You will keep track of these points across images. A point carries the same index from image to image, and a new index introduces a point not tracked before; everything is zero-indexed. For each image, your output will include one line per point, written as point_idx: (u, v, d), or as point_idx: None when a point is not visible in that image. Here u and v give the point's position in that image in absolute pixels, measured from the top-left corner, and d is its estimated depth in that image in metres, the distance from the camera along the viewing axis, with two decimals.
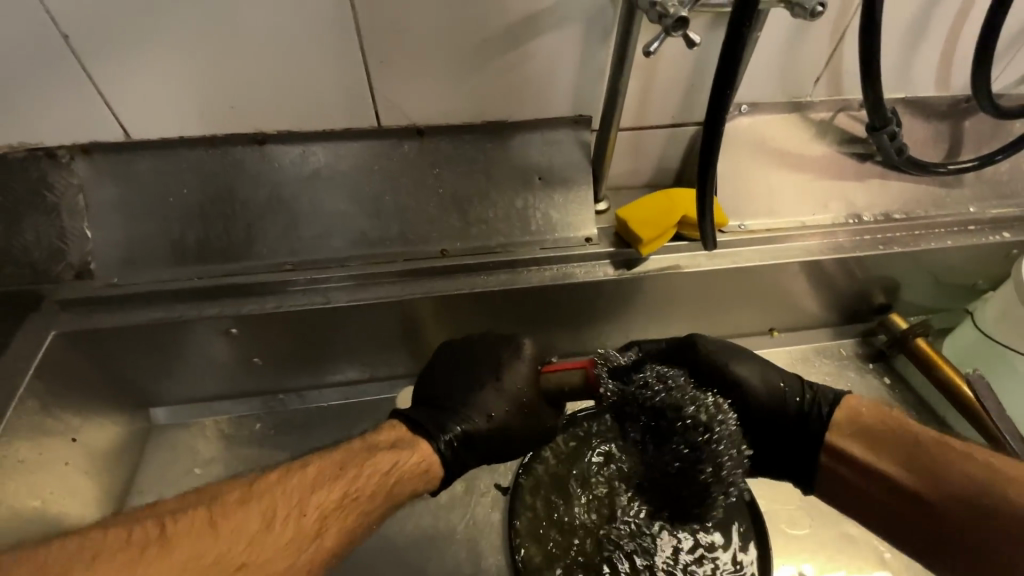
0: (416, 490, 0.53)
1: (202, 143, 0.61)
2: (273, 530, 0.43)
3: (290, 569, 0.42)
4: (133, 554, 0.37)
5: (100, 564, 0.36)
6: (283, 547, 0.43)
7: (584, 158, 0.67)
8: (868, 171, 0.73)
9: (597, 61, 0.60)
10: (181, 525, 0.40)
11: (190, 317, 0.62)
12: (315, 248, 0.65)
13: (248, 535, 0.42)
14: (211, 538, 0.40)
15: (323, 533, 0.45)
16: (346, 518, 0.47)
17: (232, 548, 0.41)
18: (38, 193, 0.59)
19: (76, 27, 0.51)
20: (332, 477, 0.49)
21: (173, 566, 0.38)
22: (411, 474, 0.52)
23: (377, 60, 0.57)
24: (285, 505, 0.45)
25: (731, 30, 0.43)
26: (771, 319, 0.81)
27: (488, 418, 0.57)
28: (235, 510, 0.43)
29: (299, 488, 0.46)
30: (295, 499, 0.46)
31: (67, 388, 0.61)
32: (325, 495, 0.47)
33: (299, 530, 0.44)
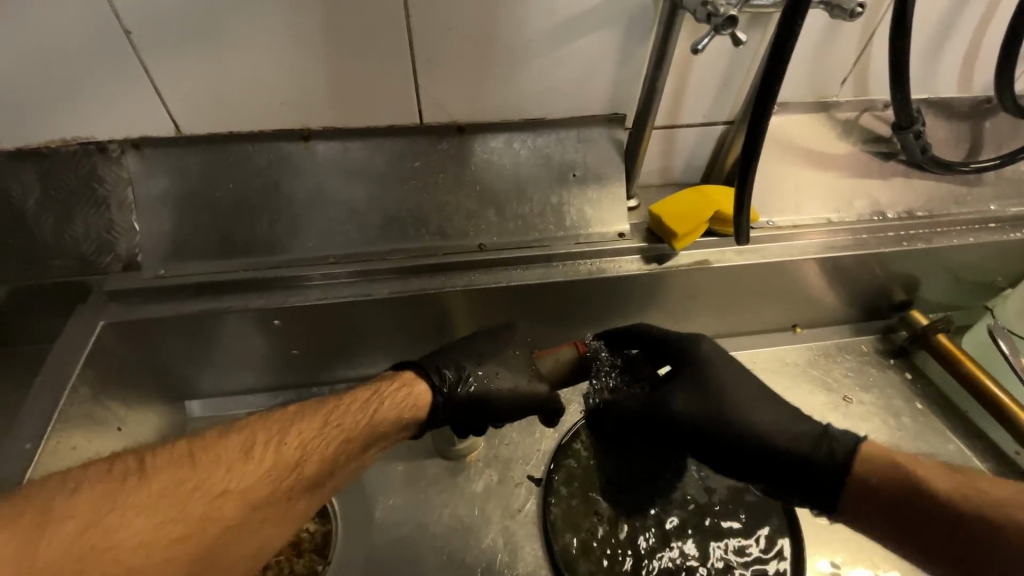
0: (403, 419, 0.53)
1: (250, 138, 0.63)
2: (252, 459, 0.45)
3: (269, 494, 0.44)
4: (112, 484, 0.40)
5: (82, 492, 0.39)
6: (263, 474, 0.45)
7: (618, 155, 0.69)
8: (891, 170, 0.75)
9: (636, 60, 0.62)
10: (159, 459, 0.43)
11: (237, 308, 0.64)
12: (357, 242, 0.66)
13: (227, 462, 0.44)
14: (188, 467, 0.42)
15: (306, 459, 0.47)
16: (331, 445, 0.49)
17: (213, 474, 0.43)
18: (89, 186, 0.61)
19: (139, 23, 0.52)
20: (312, 411, 0.50)
21: (151, 492, 0.40)
22: (395, 403, 0.53)
23: (425, 58, 0.59)
24: (265, 435, 0.47)
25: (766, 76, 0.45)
26: (794, 315, 0.83)
27: (482, 376, 0.57)
28: (213, 442, 0.45)
29: (280, 421, 0.48)
30: (275, 430, 0.48)
31: (112, 377, 0.62)
32: (307, 427, 0.49)
33: (278, 459, 0.46)
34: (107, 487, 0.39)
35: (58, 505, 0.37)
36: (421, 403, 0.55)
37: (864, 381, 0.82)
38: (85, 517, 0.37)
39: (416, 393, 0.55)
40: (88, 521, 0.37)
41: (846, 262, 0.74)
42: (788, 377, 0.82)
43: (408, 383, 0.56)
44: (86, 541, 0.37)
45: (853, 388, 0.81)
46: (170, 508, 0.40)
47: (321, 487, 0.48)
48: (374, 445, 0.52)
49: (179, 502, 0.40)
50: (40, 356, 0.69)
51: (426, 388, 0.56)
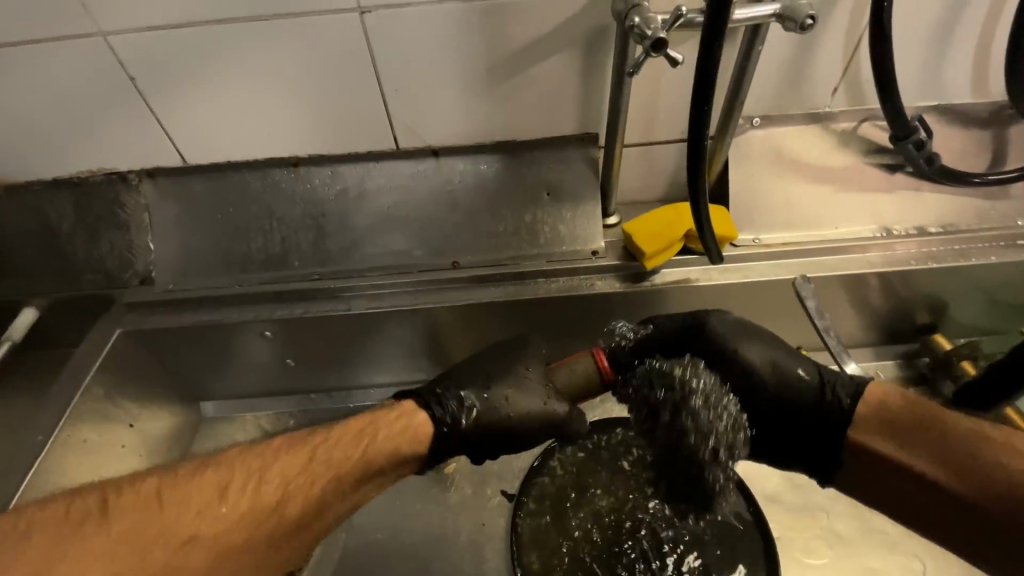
0: (398, 456, 0.53)
1: (247, 166, 0.70)
2: (226, 501, 0.46)
3: (245, 538, 0.46)
4: (70, 528, 0.42)
5: (35, 539, 0.41)
6: (236, 520, 0.46)
7: (592, 173, 0.69)
8: (899, 182, 0.69)
9: (599, 80, 0.63)
10: (127, 499, 0.45)
11: (232, 320, 0.69)
12: (341, 259, 0.70)
13: (200, 504, 0.46)
14: (154, 509, 0.44)
15: (285, 500, 0.48)
16: (313, 485, 0.49)
17: (179, 519, 0.45)
18: (112, 211, 0.70)
19: (141, 71, 0.60)
20: (297, 447, 0.51)
21: (111, 537, 0.42)
22: (388, 443, 0.53)
23: (393, 88, 0.63)
24: (242, 476, 0.48)
25: (694, 107, 0.46)
26: (799, 337, 0.78)
27: (492, 405, 0.55)
28: (184, 482, 0.47)
29: (260, 458, 0.50)
30: (253, 470, 0.49)
31: (127, 379, 0.70)
32: (287, 466, 0.50)
33: (254, 503, 0.47)
34: (79, 527, 0.43)
35: (14, 552, 0.40)
36: (423, 439, 0.54)
37: None
38: (41, 564, 0.40)
39: (413, 421, 0.54)
40: (42, 567, 0.40)
41: (872, 282, 0.69)
42: None
43: (403, 418, 0.54)
44: None
45: None
46: (135, 554, 0.42)
47: (302, 528, 0.49)
48: (365, 483, 0.52)
49: (140, 550, 0.43)
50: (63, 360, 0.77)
51: (425, 419, 0.55)
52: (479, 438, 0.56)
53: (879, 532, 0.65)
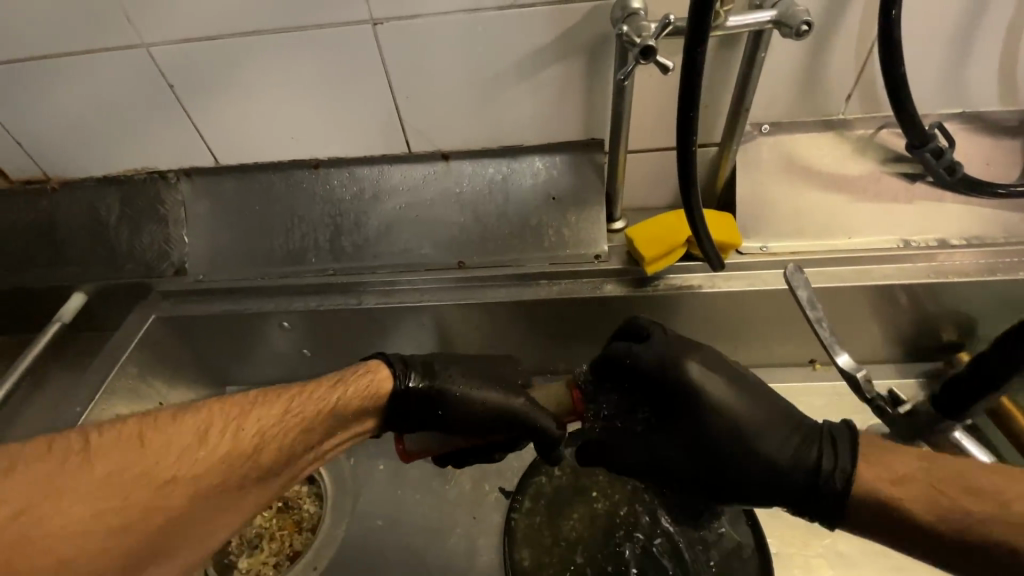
0: (367, 408, 0.56)
1: (273, 168, 0.75)
2: (207, 445, 0.46)
3: (222, 479, 0.47)
4: (53, 466, 0.41)
5: (14, 477, 0.39)
6: (216, 462, 0.46)
7: (597, 178, 0.70)
8: (919, 192, 0.67)
9: (604, 87, 0.64)
10: (105, 437, 0.44)
11: (253, 310, 0.74)
12: (355, 257, 0.74)
13: (179, 448, 0.45)
14: (138, 449, 0.44)
15: (263, 448, 0.49)
16: (287, 433, 0.51)
17: (161, 462, 0.44)
18: (154, 207, 0.76)
19: (178, 79, 0.66)
20: (274, 397, 0.52)
21: (93, 477, 0.41)
22: (359, 396, 0.55)
23: (405, 96, 0.66)
24: (222, 423, 0.48)
25: (680, 115, 0.48)
26: (813, 350, 0.75)
27: (450, 378, 0.58)
28: (166, 424, 0.46)
29: (239, 406, 0.50)
30: (233, 416, 0.49)
31: (158, 361, 0.76)
32: (267, 416, 0.50)
33: (234, 445, 0.48)
34: (57, 466, 0.41)
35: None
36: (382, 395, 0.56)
37: None
38: (23, 503, 0.38)
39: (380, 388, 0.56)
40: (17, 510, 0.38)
41: (901, 298, 0.67)
42: None
43: (369, 371, 0.57)
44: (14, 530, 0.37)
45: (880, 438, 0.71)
46: (117, 487, 0.42)
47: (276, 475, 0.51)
48: (335, 429, 0.54)
49: (120, 488, 0.42)
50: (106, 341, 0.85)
51: (393, 383, 0.57)
52: (425, 407, 0.57)
53: (886, 556, 0.63)
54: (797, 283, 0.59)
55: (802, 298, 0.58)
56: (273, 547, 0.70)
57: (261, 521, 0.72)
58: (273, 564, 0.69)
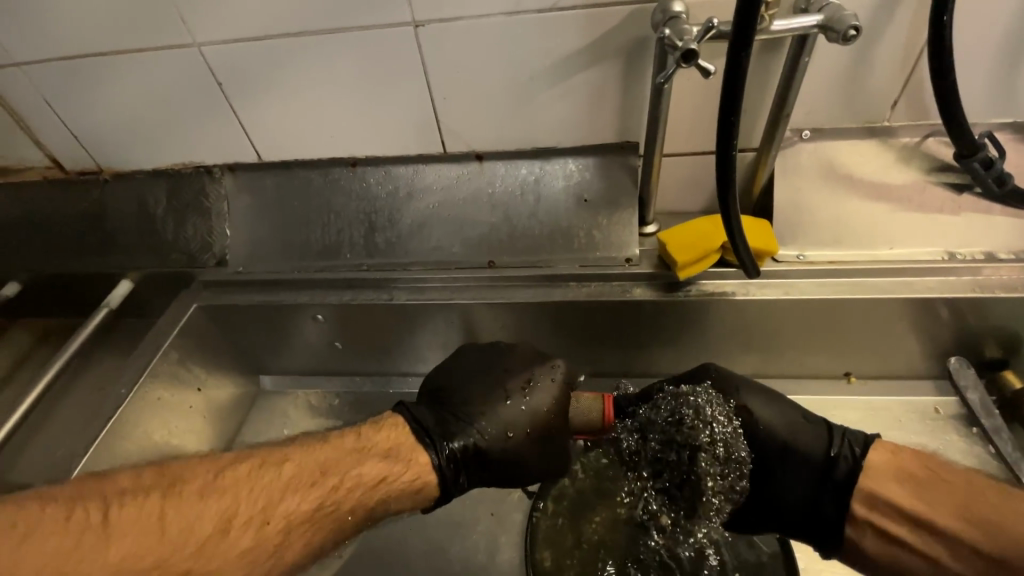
0: (402, 506, 0.57)
1: (312, 165, 0.77)
2: (230, 535, 0.48)
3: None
4: (71, 537, 0.43)
5: (30, 544, 0.42)
6: (236, 556, 0.47)
7: (631, 182, 0.70)
8: (966, 204, 0.65)
9: (640, 90, 0.64)
10: (132, 512, 0.46)
11: (288, 302, 0.76)
12: (388, 253, 0.76)
13: (200, 538, 0.46)
14: (157, 534, 0.45)
15: (286, 541, 0.50)
16: (314, 528, 0.52)
17: (178, 551, 0.45)
18: (198, 200, 0.79)
19: (226, 77, 0.68)
20: (306, 485, 0.53)
21: (109, 558, 0.43)
22: (396, 494, 0.55)
23: (442, 96, 0.67)
24: (249, 506, 0.50)
25: (720, 118, 0.47)
26: (848, 362, 0.74)
27: (488, 432, 0.59)
28: (191, 505, 0.48)
29: (268, 494, 0.51)
30: (261, 506, 0.50)
31: (198, 348, 0.78)
32: (293, 506, 0.51)
33: (257, 540, 0.49)
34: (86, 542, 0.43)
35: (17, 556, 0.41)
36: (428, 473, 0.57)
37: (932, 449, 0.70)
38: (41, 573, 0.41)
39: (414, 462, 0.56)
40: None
41: (943, 312, 0.65)
42: None
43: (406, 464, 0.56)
44: None
45: None
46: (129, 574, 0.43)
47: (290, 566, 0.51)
48: (358, 526, 0.55)
49: (137, 573, 0.43)
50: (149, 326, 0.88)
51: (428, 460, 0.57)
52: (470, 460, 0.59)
53: None
54: (970, 387, 0.70)
55: (975, 399, 0.69)
56: None
57: None
58: None
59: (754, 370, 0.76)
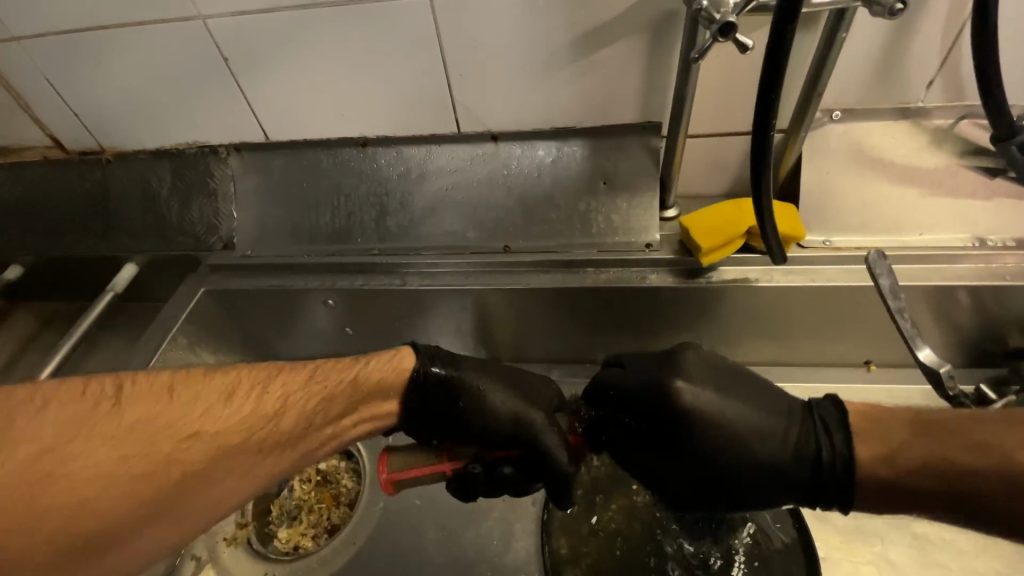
0: (389, 390, 0.54)
1: (322, 145, 0.74)
2: (230, 403, 0.46)
3: (243, 442, 0.46)
4: (83, 409, 0.41)
5: (47, 411, 0.40)
6: (237, 420, 0.46)
7: (651, 164, 0.68)
8: (998, 188, 0.63)
9: (665, 68, 0.61)
10: (132, 397, 0.43)
11: (297, 287, 0.74)
12: (400, 237, 0.74)
13: (202, 407, 0.45)
14: (164, 398, 0.44)
15: (282, 414, 0.48)
16: (309, 399, 0.50)
17: (185, 415, 0.44)
18: (204, 180, 0.77)
19: (233, 53, 0.66)
20: (298, 370, 0.52)
21: (119, 425, 0.41)
22: (384, 370, 0.54)
23: (457, 73, 0.65)
24: (248, 385, 0.48)
25: (760, 92, 0.45)
26: (870, 349, 0.72)
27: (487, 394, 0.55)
28: (195, 380, 0.47)
29: (266, 371, 0.51)
30: (259, 380, 0.49)
31: (205, 333, 0.77)
32: (292, 391, 0.50)
33: (257, 407, 0.47)
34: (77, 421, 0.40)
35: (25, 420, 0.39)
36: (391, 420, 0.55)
37: None
38: (48, 436, 0.39)
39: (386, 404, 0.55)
40: (46, 446, 0.39)
41: (962, 298, 0.63)
42: None
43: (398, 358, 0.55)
44: (37, 473, 0.37)
45: None
46: (118, 453, 0.40)
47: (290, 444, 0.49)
48: (356, 405, 0.53)
49: (147, 434, 0.42)
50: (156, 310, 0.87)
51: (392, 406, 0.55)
52: (470, 423, 0.55)
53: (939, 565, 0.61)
54: (879, 270, 0.57)
55: (883, 284, 0.57)
56: (311, 519, 0.73)
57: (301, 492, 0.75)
58: (311, 536, 0.71)
59: (772, 358, 0.74)
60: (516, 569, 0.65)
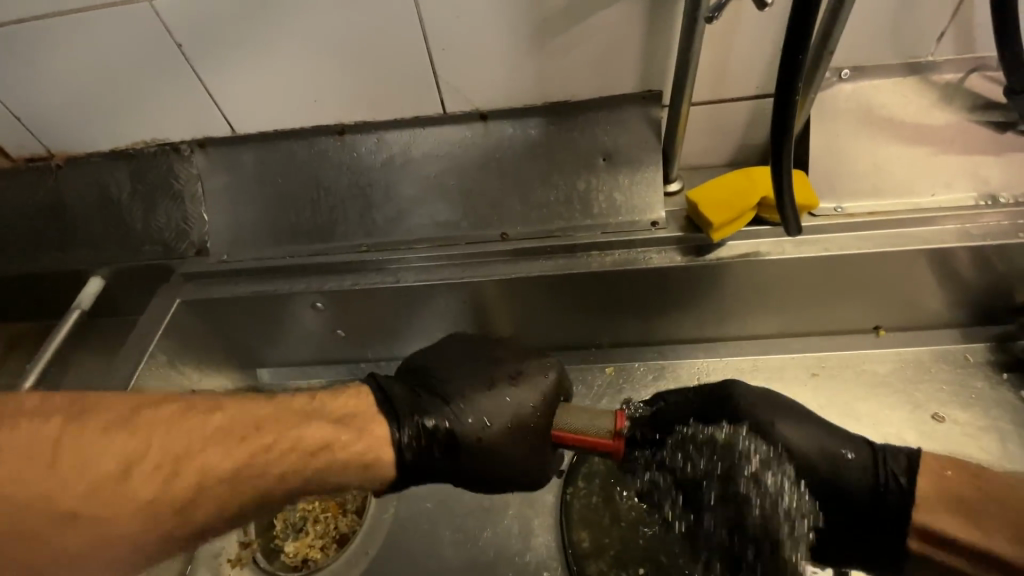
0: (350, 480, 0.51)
1: (295, 135, 0.68)
2: (131, 478, 0.44)
3: (138, 532, 0.44)
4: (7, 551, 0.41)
5: None
6: (135, 505, 0.43)
7: (653, 137, 0.64)
8: (1010, 143, 0.61)
9: (665, 30, 0.57)
10: (64, 434, 0.43)
11: (282, 292, 0.69)
12: (389, 231, 0.69)
13: (97, 472, 0.43)
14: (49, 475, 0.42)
15: (194, 506, 0.45)
16: (232, 494, 0.46)
17: (66, 486, 0.42)
18: (168, 182, 0.70)
19: (187, 37, 0.59)
20: (229, 442, 0.47)
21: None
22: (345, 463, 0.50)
23: (440, 47, 0.59)
24: (160, 465, 0.45)
25: (785, 54, 0.43)
26: (878, 313, 0.68)
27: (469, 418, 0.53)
28: (114, 470, 0.43)
29: (186, 442, 0.46)
30: (178, 451, 0.45)
31: (186, 346, 0.72)
32: (215, 459, 0.46)
33: (163, 494, 0.44)
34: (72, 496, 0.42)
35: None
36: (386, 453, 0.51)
37: (965, 400, 0.66)
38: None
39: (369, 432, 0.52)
40: None
41: (963, 257, 0.61)
42: (864, 388, 0.68)
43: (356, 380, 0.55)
44: None
45: (949, 406, 0.66)
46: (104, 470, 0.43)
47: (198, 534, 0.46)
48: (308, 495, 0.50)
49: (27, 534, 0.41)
50: (129, 324, 0.81)
51: (387, 433, 0.52)
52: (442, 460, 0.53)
53: None
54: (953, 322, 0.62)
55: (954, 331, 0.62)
56: (318, 529, 0.69)
57: (304, 505, 0.70)
58: (319, 547, 0.68)
59: (779, 330, 0.71)
60: (537, 567, 0.63)
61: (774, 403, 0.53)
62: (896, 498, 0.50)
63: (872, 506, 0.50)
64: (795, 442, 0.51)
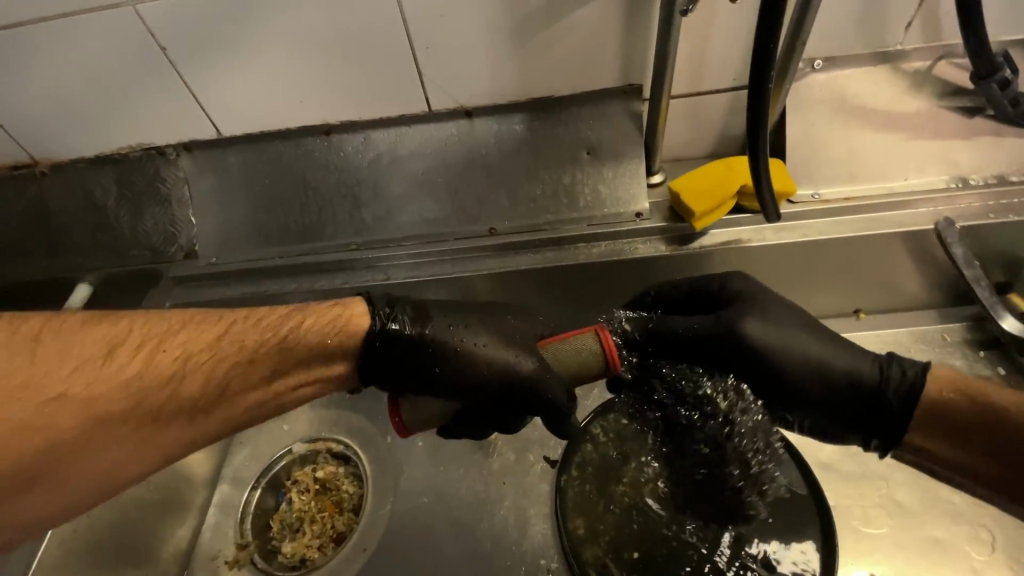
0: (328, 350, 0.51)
1: (281, 136, 0.69)
2: (115, 358, 0.45)
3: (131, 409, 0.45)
4: None
5: None
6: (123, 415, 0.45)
7: (635, 130, 0.65)
8: (978, 128, 0.63)
9: (643, 25, 0.59)
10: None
11: (273, 292, 0.69)
12: (377, 229, 0.69)
13: (78, 361, 0.44)
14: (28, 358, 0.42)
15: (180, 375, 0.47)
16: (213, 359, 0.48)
17: (50, 371, 0.43)
18: (154, 186, 0.70)
19: (170, 39, 0.59)
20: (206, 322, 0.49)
21: None
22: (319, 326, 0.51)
23: (424, 45, 0.60)
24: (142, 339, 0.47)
25: (757, 45, 0.44)
26: (857, 296, 0.70)
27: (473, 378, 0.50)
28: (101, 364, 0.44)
29: (164, 326, 0.48)
30: (162, 330, 0.48)
31: None
32: (193, 332, 0.48)
33: (150, 366, 0.46)
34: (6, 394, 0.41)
35: None
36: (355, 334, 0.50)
37: None
38: None
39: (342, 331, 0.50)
40: None
41: (936, 239, 0.63)
42: None
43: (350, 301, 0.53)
44: None
45: None
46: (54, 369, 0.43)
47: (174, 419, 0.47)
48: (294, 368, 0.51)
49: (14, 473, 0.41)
50: None
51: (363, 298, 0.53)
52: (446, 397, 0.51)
53: (942, 501, 0.62)
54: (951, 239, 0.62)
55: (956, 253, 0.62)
56: (315, 529, 0.70)
57: (299, 504, 0.72)
58: (316, 547, 0.68)
59: None
60: (534, 556, 0.64)
61: (788, 339, 0.49)
62: (898, 401, 0.48)
63: (875, 400, 0.48)
64: (780, 342, 0.49)
